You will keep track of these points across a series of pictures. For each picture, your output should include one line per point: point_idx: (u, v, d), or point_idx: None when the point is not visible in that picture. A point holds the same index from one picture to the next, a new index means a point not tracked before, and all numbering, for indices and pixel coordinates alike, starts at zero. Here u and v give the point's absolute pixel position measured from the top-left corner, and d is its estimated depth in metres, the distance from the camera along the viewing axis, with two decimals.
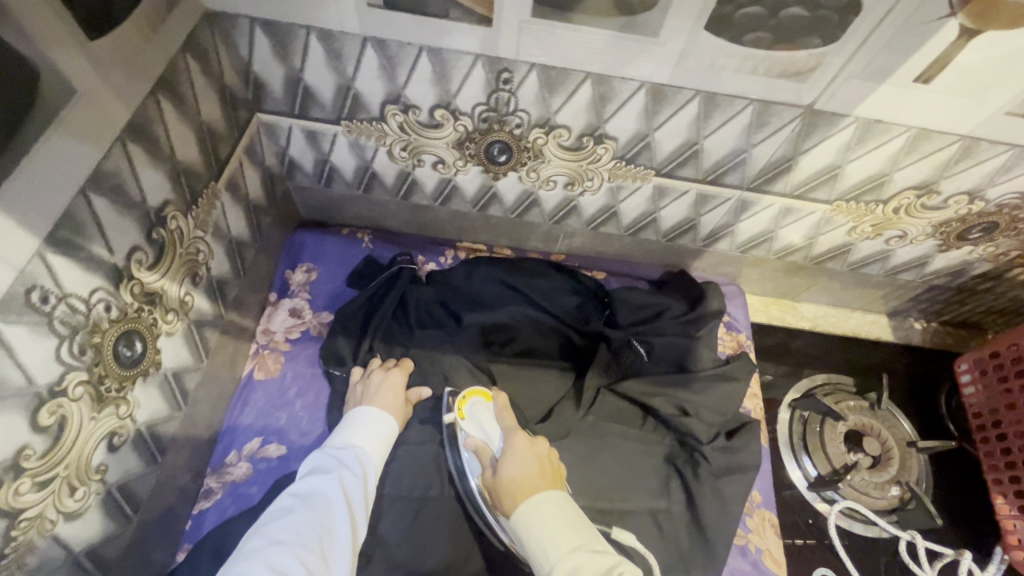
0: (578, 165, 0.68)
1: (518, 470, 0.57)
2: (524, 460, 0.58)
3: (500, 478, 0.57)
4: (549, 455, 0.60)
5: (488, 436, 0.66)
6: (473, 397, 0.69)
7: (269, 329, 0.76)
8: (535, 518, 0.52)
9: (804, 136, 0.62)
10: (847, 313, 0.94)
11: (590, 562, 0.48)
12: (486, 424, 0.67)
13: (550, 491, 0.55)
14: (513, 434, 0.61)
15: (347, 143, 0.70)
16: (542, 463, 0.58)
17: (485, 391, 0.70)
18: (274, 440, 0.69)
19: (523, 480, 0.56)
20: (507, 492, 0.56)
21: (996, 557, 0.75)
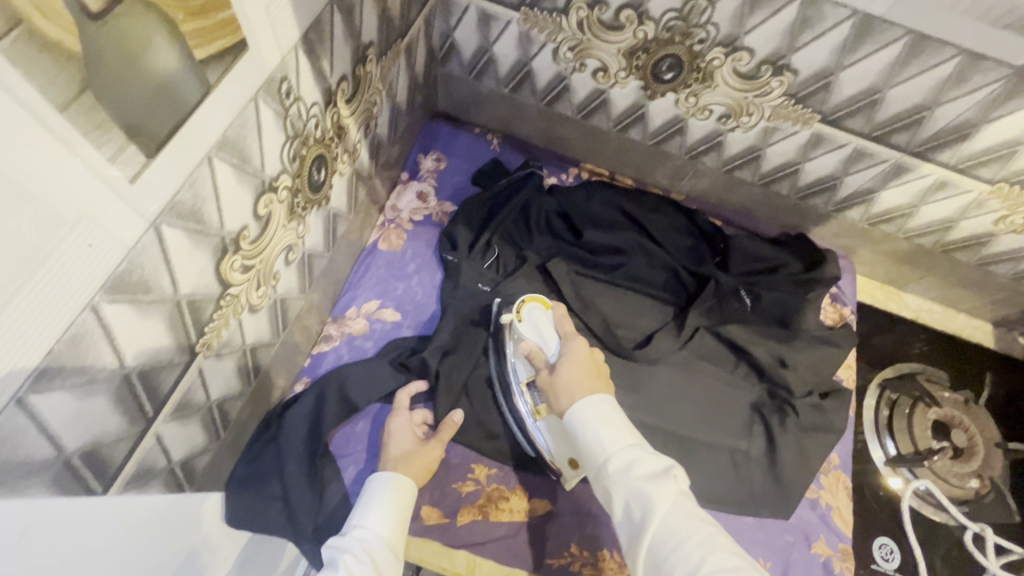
0: (744, 96, 0.65)
1: (575, 371, 0.55)
2: (579, 363, 0.56)
3: (557, 379, 0.55)
4: (602, 364, 0.58)
5: (541, 339, 0.63)
6: (533, 301, 0.66)
7: (397, 206, 0.80)
8: (594, 413, 0.50)
9: (1000, 102, 0.56)
10: (951, 313, 0.87)
11: (645, 460, 0.47)
12: (542, 328, 0.64)
13: (604, 395, 0.52)
14: (570, 340, 0.59)
15: (517, 34, 0.69)
16: (598, 371, 0.56)
17: (545, 299, 0.67)
18: (390, 306, 0.74)
19: (580, 381, 0.54)
20: (564, 388, 0.54)
21: None
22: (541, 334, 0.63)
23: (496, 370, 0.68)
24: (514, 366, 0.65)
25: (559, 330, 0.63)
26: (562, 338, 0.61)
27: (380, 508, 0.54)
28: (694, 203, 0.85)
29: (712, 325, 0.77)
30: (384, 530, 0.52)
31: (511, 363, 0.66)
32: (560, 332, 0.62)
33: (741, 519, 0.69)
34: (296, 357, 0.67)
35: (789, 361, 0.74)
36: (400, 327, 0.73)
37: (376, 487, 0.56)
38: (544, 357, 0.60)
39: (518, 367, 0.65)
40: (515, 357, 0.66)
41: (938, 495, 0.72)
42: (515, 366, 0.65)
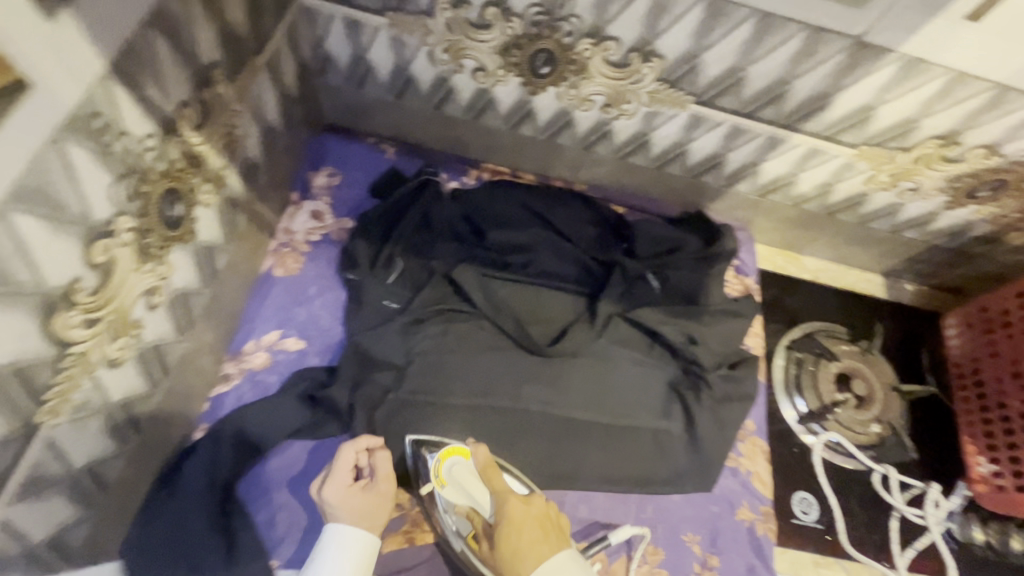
0: (620, 84, 0.66)
1: (524, 530, 0.52)
2: (525, 524, 0.53)
3: (503, 550, 0.52)
4: (547, 511, 0.55)
5: (472, 497, 0.59)
6: (451, 457, 0.61)
7: (290, 229, 0.76)
8: None
9: (847, 71, 0.59)
10: (845, 270, 0.93)
11: None
12: (468, 485, 0.59)
13: (561, 553, 0.51)
14: (507, 496, 0.55)
15: (388, 39, 0.67)
16: (541, 522, 0.53)
17: (463, 448, 0.62)
18: (293, 334, 0.71)
19: (528, 547, 0.51)
20: (513, 564, 0.51)
21: (958, 490, 0.75)
22: (471, 494, 0.59)
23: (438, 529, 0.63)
24: (454, 527, 0.60)
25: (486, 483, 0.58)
26: (495, 492, 0.57)
27: (337, 564, 0.54)
28: (597, 192, 0.86)
29: (626, 312, 0.77)
30: None
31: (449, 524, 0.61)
32: (490, 484, 0.57)
33: (669, 496, 0.71)
34: (192, 403, 0.63)
35: (699, 336, 0.76)
36: (305, 355, 0.70)
37: (335, 534, 0.56)
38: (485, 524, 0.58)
39: (457, 525, 0.61)
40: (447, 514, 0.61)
41: (845, 445, 0.76)
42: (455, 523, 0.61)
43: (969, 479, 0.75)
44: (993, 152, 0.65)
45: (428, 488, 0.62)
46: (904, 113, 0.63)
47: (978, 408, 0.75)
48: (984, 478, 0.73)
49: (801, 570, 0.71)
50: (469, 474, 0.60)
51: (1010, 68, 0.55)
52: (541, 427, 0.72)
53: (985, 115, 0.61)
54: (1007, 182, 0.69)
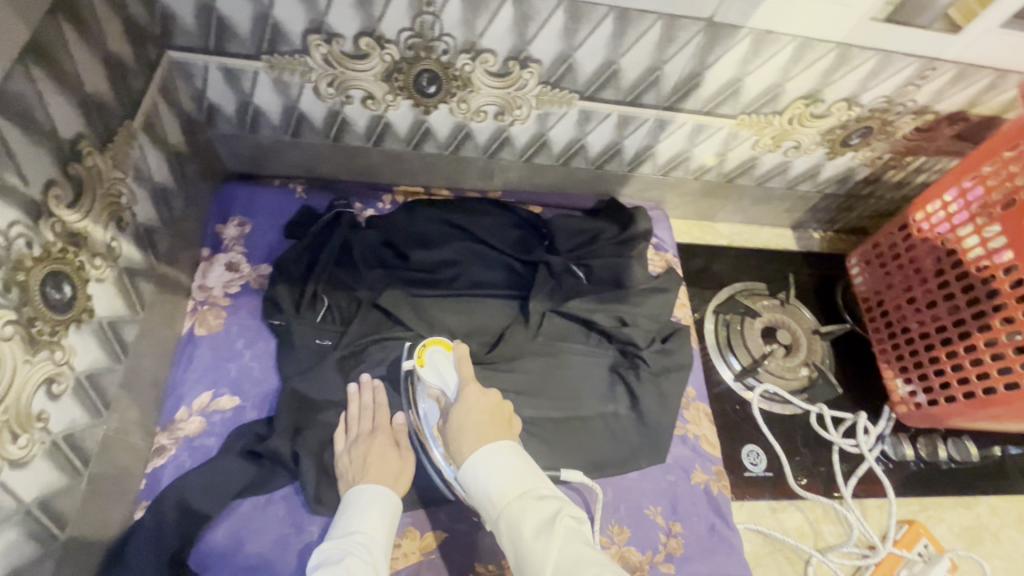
0: (507, 92, 0.68)
1: (474, 415, 0.58)
2: (475, 410, 0.59)
3: (453, 425, 0.58)
4: (500, 404, 0.60)
5: (443, 383, 0.65)
6: (434, 345, 0.68)
7: (206, 285, 0.75)
8: (485, 464, 0.52)
9: (708, 50, 0.63)
10: (757, 230, 0.98)
11: (535, 507, 0.49)
12: (443, 370, 0.65)
13: (501, 436, 0.55)
14: (467, 387, 0.62)
15: (270, 81, 0.66)
16: (493, 413, 0.59)
17: (446, 341, 0.68)
18: (226, 392, 0.69)
19: (473, 428, 0.56)
20: (458, 435, 0.57)
21: (885, 416, 0.81)
22: (442, 378, 0.65)
23: (406, 413, 0.69)
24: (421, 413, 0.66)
25: (459, 373, 0.64)
26: (461, 381, 0.63)
27: (366, 514, 0.59)
28: (511, 197, 0.88)
29: (557, 307, 0.79)
30: (377, 535, 0.57)
31: (420, 410, 0.67)
32: (460, 373, 0.64)
33: (626, 476, 0.73)
34: (127, 483, 0.60)
35: (630, 318, 0.79)
36: (243, 410, 0.68)
37: (356, 498, 0.60)
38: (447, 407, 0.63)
39: (429, 415, 0.66)
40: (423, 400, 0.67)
41: (781, 393, 0.80)
42: (424, 412, 0.66)
43: (892, 403, 0.80)
44: (853, 104, 0.71)
45: (409, 372, 0.68)
46: (768, 81, 0.67)
47: (888, 336, 0.81)
48: (902, 398, 0.79)
49: (759, 519, 0.75)
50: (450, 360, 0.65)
51: (846, 28, 0.60)
52: None
53: (836, 72, 0.66)
54: (873, 128, 0.76)
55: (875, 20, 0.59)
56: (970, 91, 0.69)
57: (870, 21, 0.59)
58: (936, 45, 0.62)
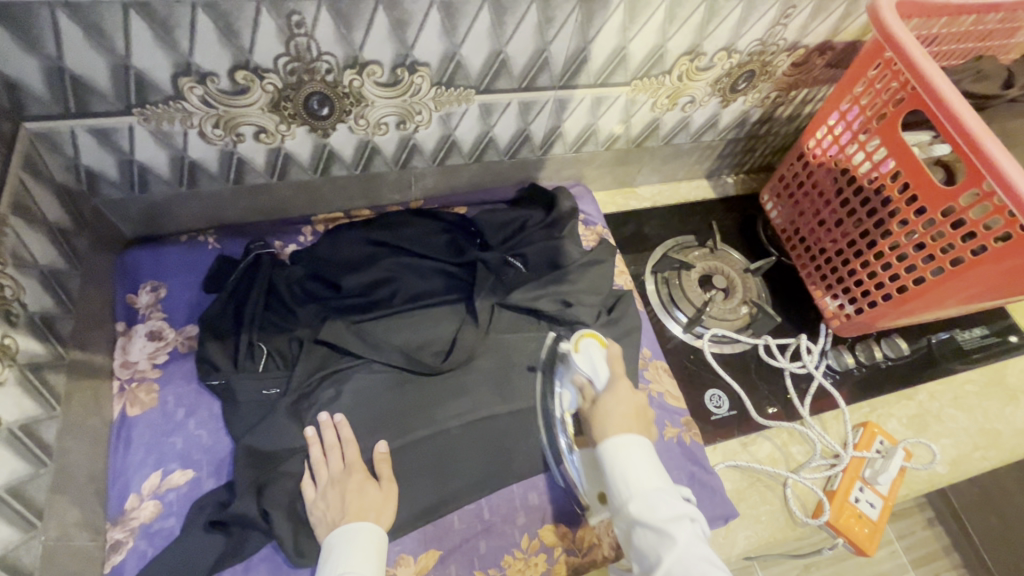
0: (402, 100, 0.67)
1: (622, 408, 0.62)
2: (623, 404, 0.62)
3: (598, 410, 0.63)
4: (645, 406, 0.64)
5: (593, 373, 0.67)
6: (591, 337, 0.69)
7: (129, 361, 0.69)
8: (624, 453, 0.57)
9: (587, 25, 0.64)
10: (675, 185, 1.02)
11: (666, 504, 0.53)
12: (597, 362, 0.67)
13: (639, 437, 0.59)
14: (622, 384, 0.65)
15: (149, 134, 0.62)
16: (638, 411, 0.62)
17: (602, 335, 0.69)
18: (176, 467, 0.65)
19: (619, 420, 0.61)
20: (602, 420, 0.61)
21: (823, 332, 0.86)
22: (593, 369, 0.67)
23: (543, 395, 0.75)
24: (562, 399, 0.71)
25: (615, 370, 0.66)
26: (613, 378, 0.66)
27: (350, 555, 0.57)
28: (433, 203, 0.87)
29: (501, 303, 0.79)
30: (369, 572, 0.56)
31: (560, 392, 0.73)
32: (613, 370, 0.66)
33: None
34: None
35: (574, 296, 0.80)
36: (199, 481, 0.64)
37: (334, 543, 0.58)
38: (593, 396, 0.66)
39: (564, 400, 0.71)
40: (565, 387, 0.72)
41: (726, 335, 0.84)
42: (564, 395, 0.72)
43: (827, 319, 0.85)
44: (731, 52, 0.75)
45: (563, 355, 0.73)
46: (650, 44, 0.70)
47: (809, 259, 0.86)
48: (834, 314, 0.84)
49: (734, 456, 0.78)
50: (591, 346, 0.68)
51: None
52: (465, 441, 0.72)
53: (709, 25, 0.70)
54: (755, 71, 0.80)
55: None
56: (830, 22, 0.75)
57: None
58: None
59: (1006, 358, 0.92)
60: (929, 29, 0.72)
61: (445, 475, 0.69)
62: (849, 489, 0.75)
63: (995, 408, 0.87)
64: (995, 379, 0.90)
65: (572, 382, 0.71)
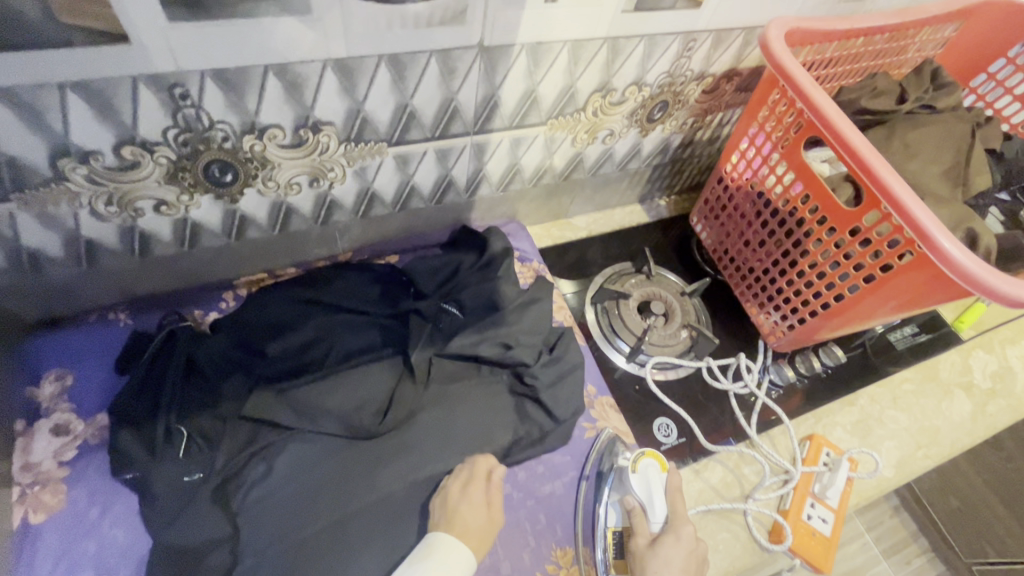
0: (311, 159, 0.65)
1: (680, 555, 0.62)
2: (680, 552, 0.62)
3: (655, 551, 0.63)
4: (703, 557, 0.64)
5: (648, 502, 0.68)
6: (654, 458, 0.71)
7: (32, 461, 0.64)
8: None
9: (492, 72, 0.64)
10: (610, 213, 1.03)
11: None
12: (654, 490, 0.68)
13: None
14: (682, 526, 0.65)
15: (33, 219, 0.58)
16: (695, 562, 0.62)
17: (665, 460, 0.71)
18: (90, 574, 0.60)
19: (676, 571, 0.61)
20: (654, 563, 0.62)
21: (762, 348, 0.87)
22: (649, 496, 0.68)
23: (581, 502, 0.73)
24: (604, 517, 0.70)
25: (672, 504, 0.67)
26: (670, 516, 0.66)
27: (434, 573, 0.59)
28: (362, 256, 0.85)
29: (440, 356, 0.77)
30: None
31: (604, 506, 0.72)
32: (671, 505, 0.67)
33: (553, 493, 0.73)
34: None
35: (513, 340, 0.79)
36: None
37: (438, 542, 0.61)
38: (645, 528, 0.67)
39: (609, 517, 0.71)
40: (611, 504, 0.72)
41: (669, 361, 0.84)
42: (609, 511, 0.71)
43: (765, 336, 0.86)
44: (641, 86, 0.76)
45: (617, 470, 0.72)
46: (559, 85, 0.70)
47: (741, 279, 0.87)
48: (770, 330, 0.85)
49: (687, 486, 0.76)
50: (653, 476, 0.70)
51: (605, 23, 0.64)
52: (408, 505, 0.69)
53: (615, 63, 0.71)
54: (668, 100, 0.82)
55: (627, 11, 0.64)
56: (732, 50, 0.77)
57: (622, 13, 0.64)
58: (685, 19, 0.69)
59: (937, 353, 0.95)
60: (824, 53, 0.75)
61: (388, 545, 0.66)
62: (801, 507, 0.75)
63: (932, 404, 0.89)
64: (929, 375, 0.93)
65: (621, 504, 0.71)
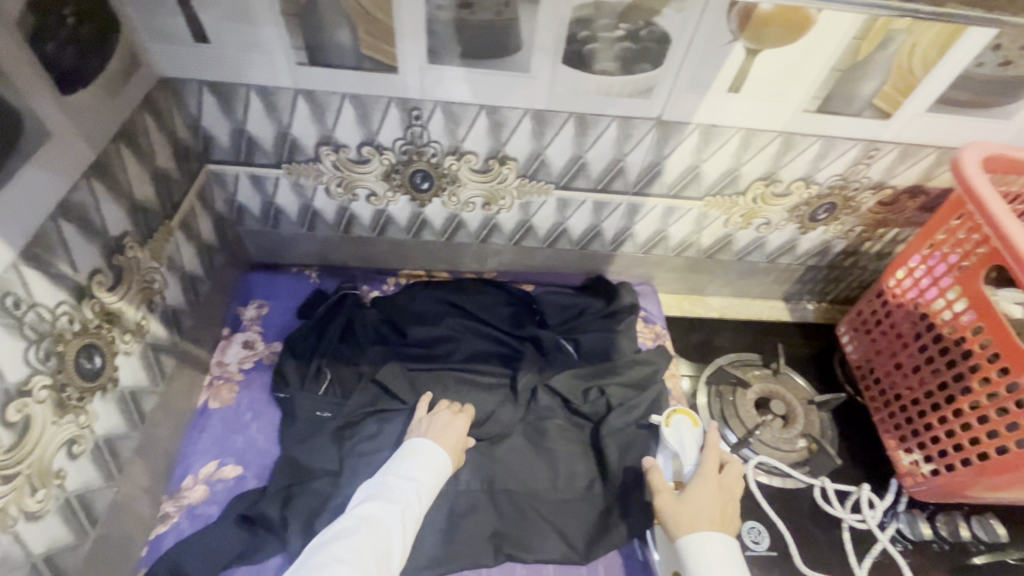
0: (490, 185, 0.78)
1: (704, 508, 0.63)
2: (701, 504, 0.63)
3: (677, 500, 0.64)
4: (726, 509, 0.64)
5: (680, 450, 0.71)
6: (684, 414, 0.74)
7: (223, 361, 0.82)
8: (700, 553, 0.59)
9: (663, 143, 0.71)
10: (748, 302, 1.01)
11: None
12: (685, 441, 0.71)
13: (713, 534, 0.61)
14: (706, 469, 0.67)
15: (289, 185, 0.78)
16: (719, 510, 0.63)
17: (694, 414, 0.74)
18: (230, 461, 0.74)
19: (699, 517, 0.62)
20: (671, 511, 0.63)
21: (893, 488, 0.78)
22: (681, 447, 0.71)
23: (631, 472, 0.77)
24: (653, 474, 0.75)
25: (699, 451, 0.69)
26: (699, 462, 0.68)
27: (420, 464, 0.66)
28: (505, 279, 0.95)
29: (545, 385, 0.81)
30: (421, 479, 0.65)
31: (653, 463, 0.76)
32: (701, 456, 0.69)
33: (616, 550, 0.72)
34: (128, 550, 0.64)
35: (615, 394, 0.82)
36: (244, 479, 0.73)
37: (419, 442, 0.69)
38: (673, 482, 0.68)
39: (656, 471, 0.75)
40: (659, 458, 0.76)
41: (777, 466, 0.78)
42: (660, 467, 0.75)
43: (900, 475, 0.76)
44: (809, 183, 0.77)
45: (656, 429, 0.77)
46: (724, 166, 0.75)
47: (885, 404, 0.79)
48: (909, 471, 0.75)
49: None
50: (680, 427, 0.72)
51: (783, 119, 0.68)
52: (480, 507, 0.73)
53: (786, 157, 0.73)
54: (836, 203, 0.81)
55: (807, 110, 0.67)
56: (920, 166, 0.75)
57: (803, 111, 0.67)
58: (871, 128, 0.69)
59: None
60: None
61: (452, 534, 0.70)
62: None
63: None
64: None
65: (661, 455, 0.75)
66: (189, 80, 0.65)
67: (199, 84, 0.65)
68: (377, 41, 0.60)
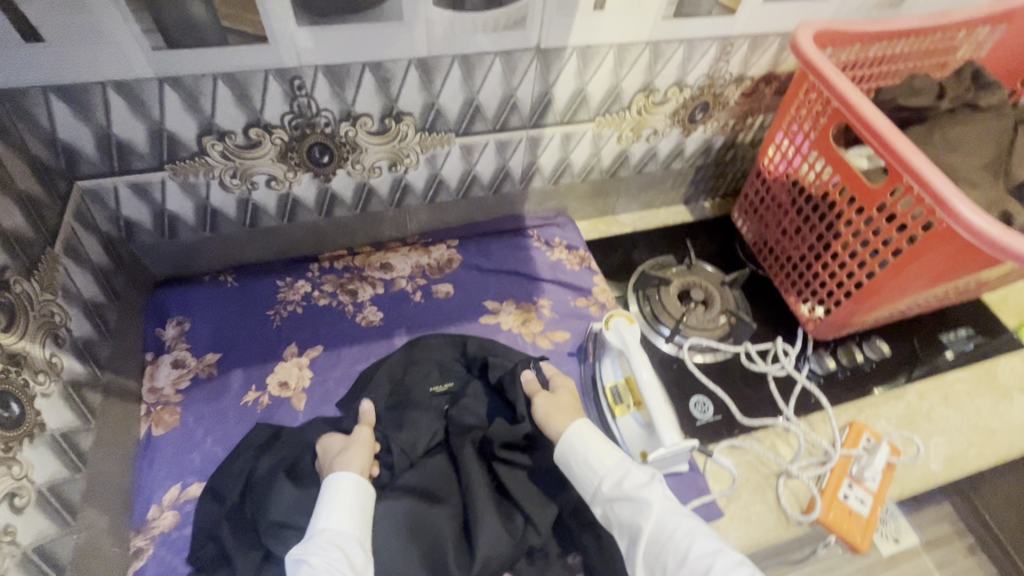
0: (392, 145, 0.77)
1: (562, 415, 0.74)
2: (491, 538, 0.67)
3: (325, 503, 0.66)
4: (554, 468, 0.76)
5: (624, 346, 0.76)
6: (617, 316, 0.80)
7: (155, 387, 0.77)
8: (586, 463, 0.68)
9: (546, 72, 0.74)
10: (655, 212, 1.08)
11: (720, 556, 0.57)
12: (626, 336, 0.76)
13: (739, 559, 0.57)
14: (641, 360, 0.74)
15: (178, 186, 0.73)
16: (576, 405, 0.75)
17: (628, 313, 0.79)
18: (193, 479, 0.71)
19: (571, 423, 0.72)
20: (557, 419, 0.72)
21: (799, 335, 0.90)
22: (625, 341, 0.76)
23: (586, 384, 0.82)
24: (601, 373, 0.80)
25: (640, 346, 0.75)
26: (636, 350, 0.75)
27: (337, 506, 0.63)
28: (419, 291, 0.90)
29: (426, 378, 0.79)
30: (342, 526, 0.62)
31: (605, 361, 0.80)
32: (636, 346, 0.75)
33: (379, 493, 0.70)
34: None
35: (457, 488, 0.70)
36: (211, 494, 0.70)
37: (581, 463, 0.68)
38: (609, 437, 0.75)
39: (607, 372, 0.80)
40: (606, 359, 0.81)
41: (708, 343, 0.88)
42: (613, 367, 0.80)
43: (804, 324, 0.90)
44: (683, 87, 0.85)
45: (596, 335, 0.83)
46: (605, 85, 0.80)
47: (782, 266, 0.93)
48: (810, 318, 0.89)
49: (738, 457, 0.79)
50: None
51: (647, 30, 0.74)
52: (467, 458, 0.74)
53: (657, 65, 0.79)
54: (708, 101, 0.89)
55: (668, 18, 0.73)
56: (768, 55, 0.84)
57: (664, 19, 0.73)
58: (723, 26, 0.77)
59: (995, 356, 0.93)
60: (847, 56, 0.82)
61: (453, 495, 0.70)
62: (838, 486, 0.76)
63: (988, 405, 0.86)
64: (986, 378, 0.90)
65: (610, 358, 0.80)
66: (31, 88, 0.57)
67: (43, 91, 0.57)
68: (237, 11, 0.57)
